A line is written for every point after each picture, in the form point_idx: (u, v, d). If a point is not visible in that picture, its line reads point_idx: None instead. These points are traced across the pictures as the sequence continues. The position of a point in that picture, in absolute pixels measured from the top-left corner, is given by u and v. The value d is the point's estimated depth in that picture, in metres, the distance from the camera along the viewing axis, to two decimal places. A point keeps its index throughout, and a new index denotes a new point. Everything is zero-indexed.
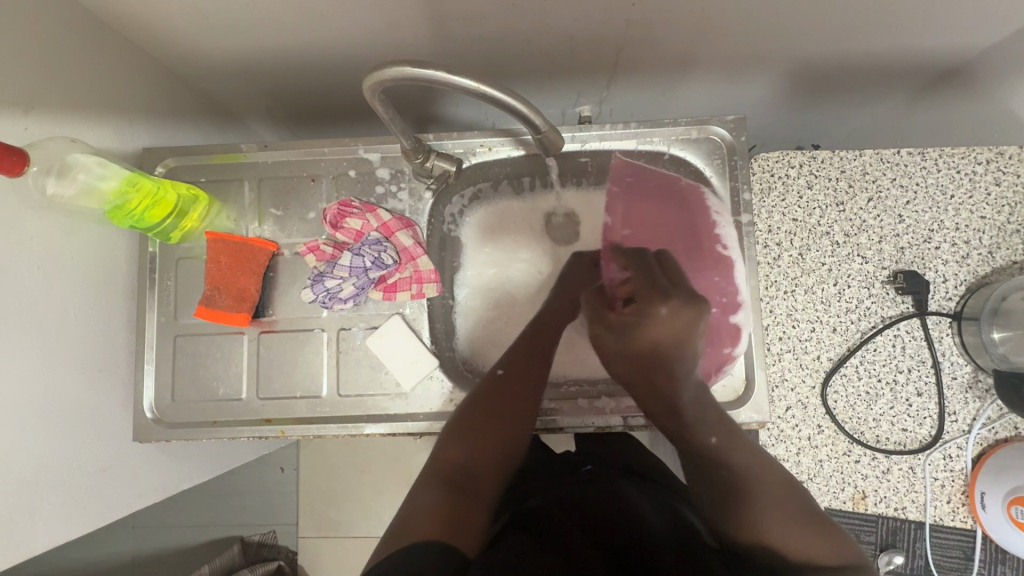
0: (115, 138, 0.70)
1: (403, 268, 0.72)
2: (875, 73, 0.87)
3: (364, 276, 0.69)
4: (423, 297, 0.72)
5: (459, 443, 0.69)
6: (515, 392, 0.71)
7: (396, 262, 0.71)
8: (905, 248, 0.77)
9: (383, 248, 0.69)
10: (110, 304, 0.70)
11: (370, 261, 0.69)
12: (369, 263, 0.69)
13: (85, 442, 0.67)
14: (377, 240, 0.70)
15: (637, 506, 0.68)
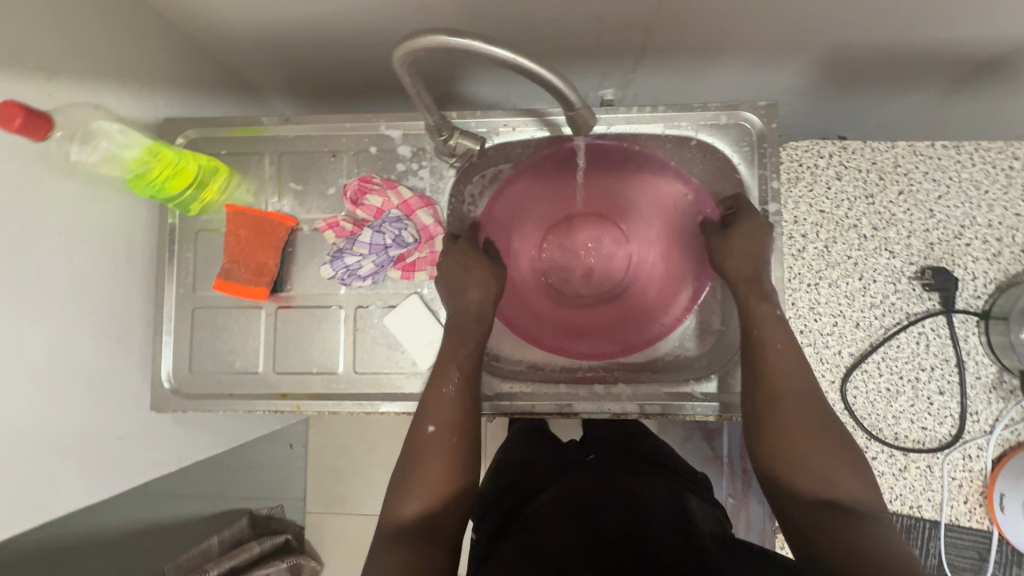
0: (136, 106, 0.70)
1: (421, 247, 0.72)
2: (912, 62, 0.84)
3: (384, 254, 0.70)
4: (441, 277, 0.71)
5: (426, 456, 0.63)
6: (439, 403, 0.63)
7: (416, 241, 0.71)
8: (935, 244, 0.75)
9: (403, 226, 0.70)
10: (130, 274, 0.70)
11: (391, 239, 0.69)
12: (390, 241, 0.70)
13: (104, 409, 0.68)
14: (398, 218, 0.70)
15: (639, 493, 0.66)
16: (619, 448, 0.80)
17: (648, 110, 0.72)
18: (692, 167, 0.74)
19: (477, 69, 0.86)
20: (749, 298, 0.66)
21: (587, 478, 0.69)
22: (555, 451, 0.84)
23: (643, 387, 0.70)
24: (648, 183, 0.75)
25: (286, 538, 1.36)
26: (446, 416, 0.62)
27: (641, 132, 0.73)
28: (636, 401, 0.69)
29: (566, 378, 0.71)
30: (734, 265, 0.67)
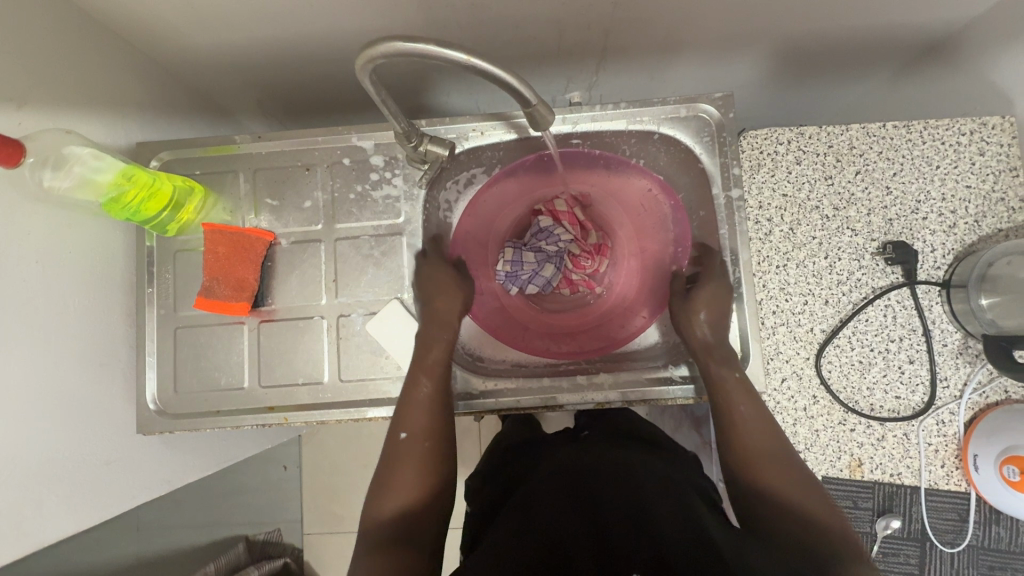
0: (108, 132, 0.70)
1: (528, 257, 0.75)
2: (862, 49, 0.88)
3: (522, 270, 0.75)
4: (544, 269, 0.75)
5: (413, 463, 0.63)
6: (431, 413, 0.64)
7: (529, 253, 0.75)
8: (894, 220, 0.78)
9: (521, 257, 0.75)
10: (108, 298, 0.70)
11: (528, 263, 0.75)
12: (526, 260, 0.75)
13: (89, 434, 0.67)
14: (518, 254, 0.75)
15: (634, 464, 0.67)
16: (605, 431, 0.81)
17: (610, 108, 0.74)
18: (658, 158, 0.76)
19: (445, 78, 0.87)
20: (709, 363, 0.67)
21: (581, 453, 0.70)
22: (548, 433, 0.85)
23: (625, 375, 0.71)
24: (616, 182, 0.78)
25: (284, 562, 1.34)
26: (419, 424, 0.64)
27: (604, 129, 0.75)
28: (617, 389, 0.70)
29: (549, 373, 0.73)
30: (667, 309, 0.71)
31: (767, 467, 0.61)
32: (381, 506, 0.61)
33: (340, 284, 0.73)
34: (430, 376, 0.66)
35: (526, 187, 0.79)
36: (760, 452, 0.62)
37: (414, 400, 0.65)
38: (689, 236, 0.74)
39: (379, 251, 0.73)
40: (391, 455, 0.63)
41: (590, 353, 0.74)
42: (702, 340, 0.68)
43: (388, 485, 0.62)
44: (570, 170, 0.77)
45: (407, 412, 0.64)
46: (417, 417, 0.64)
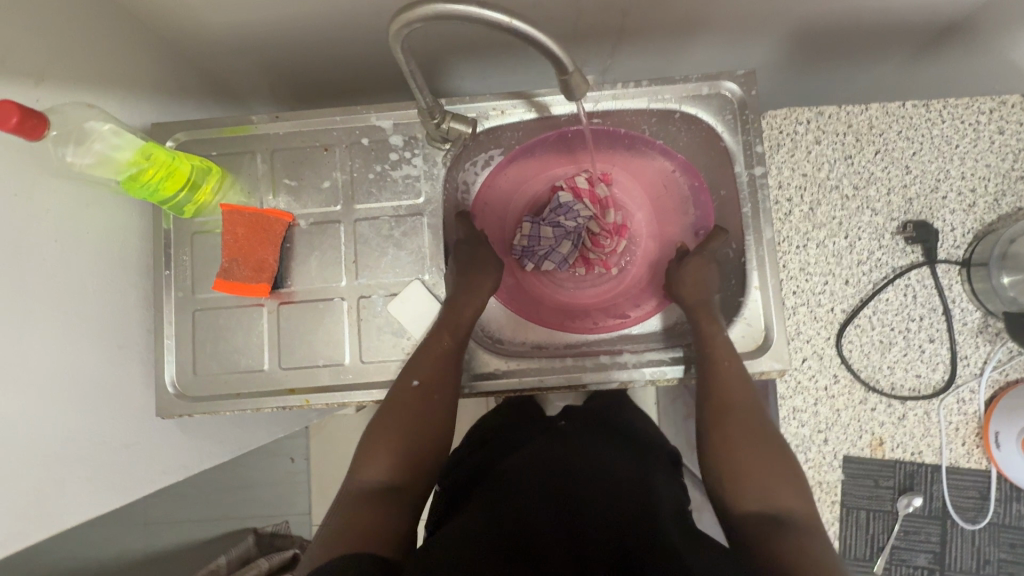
0: (124, 112, 0.69)
1: (547, 233, 0.76)
2: (880, 31, 0.87)
3: (541, 246, 0.77)
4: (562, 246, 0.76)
5: (415, 413, 0.64)
6: (444, 368, 0.67)
7: (548, 229, 0.76)
8: (913, 199, 0.78)
9: (540, 232, 0.76)
10: (126, 279, 0.70)
11: (548, 238, 0.76)
12: (546, 235, 0.76)
13: (107, 418, 0.67)
14: (537, 229, 0.77)
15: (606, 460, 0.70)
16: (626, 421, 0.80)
17: (632, 86, 0.73)
18: (679, 138, 0.76)
19: (462, 61, 0.87)
20: (703, 318, 0.69)
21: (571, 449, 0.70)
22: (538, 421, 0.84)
23: (647, 354, 0.71)
24: (635, 161, 0.79)
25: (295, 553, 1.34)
26: (430, 374, 0.66)
27: (625, 109, 0.74)
28: (640, 368, 0.70)
29: (570, 352, 0.73)
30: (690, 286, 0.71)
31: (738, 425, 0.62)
32: (373, 451, 0.61)
33: (360, 266, 0.72)
34: (450, 333, 0.68)
35: (546, 164, 0.80)
36: (735, 407, 0.63)
37: (432, 350, 0.67)
38: (708, 225, 0.76)
39: (399, 232, 0.72)
40: (395, 402, 0.64)
41: (604, 329, 0.74)
42: (713, 327, 0.68)
43: (389, 431, 0.62)
44: (590, 147, 0.78)
45: (420, 362, 0.66)
46: (430, 366, 0.66)
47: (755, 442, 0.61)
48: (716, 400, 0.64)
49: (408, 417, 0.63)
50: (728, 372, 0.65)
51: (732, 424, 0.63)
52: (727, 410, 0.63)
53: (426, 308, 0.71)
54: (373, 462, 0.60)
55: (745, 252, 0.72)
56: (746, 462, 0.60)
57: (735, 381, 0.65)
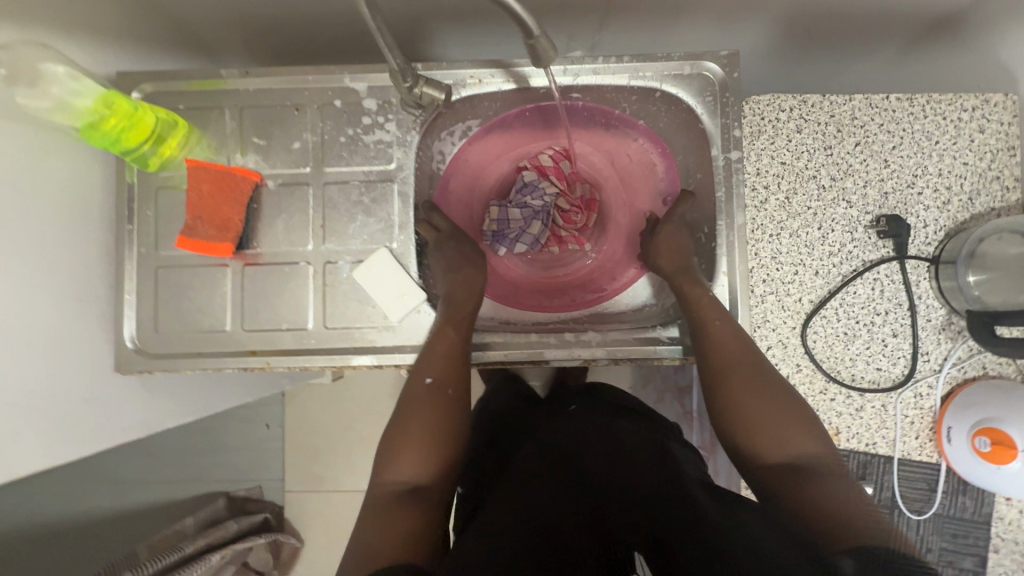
0: (87, 58, 0.67)
1: (514, 215, 0.76)
2: (871, 21, 0.85)
3: (509, 228, 0.76)
4: (530, 226, 0.75)
5: (433, 412, 0.63)
6: (452, 361, 0.65)
7: (515, 210, 0.76)
8: (889, 193, 0.78)
9: (507, 215, 0.76)
10: (87, 231, 0.68)
11: (516, 220, 0.76)
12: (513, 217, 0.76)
13: (65, 370, 0.66)
14: (503, 213, 0.76)
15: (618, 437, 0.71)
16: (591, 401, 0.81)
17: (613, 61, 0.71)
18: (659, 118, 0.74)
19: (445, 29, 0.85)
20: (685, 283, 0.68)
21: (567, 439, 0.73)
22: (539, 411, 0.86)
23: (613, 334, 0.70)
24: (602, 137, 0.77)
25: (264, 517, 1.35)
26: (440, 368, 0.64)
27: (607, 84, 0.72)
28: (606, 347, 0.69)
29: (536, 329, 0.73)
30: (664, 265, 0.70)
31: (741, 389, 0.62)
32: (396, 464, 0.61)
33: (327, 230, 0.71)
34: (457, 326, 0.66)
35: (512, 143, 0.79)
36: (734, 366, 0.63)
37: (440, 345, 0.65)
38: (676, 190, 0.75)
39: (369, 198, 0.71)
40: (408, 403, 0.64)
41: (581, 306, 0.75)
42: (697, 290, 0.67)
43: (407, 436, 0.62)
44: (554, 122, 0.77)
45: (428, 359, 0.65)
46: (439, 361, 0.65)
47: (768, 406, 0.61)
48: (717, 362, 0.63)
49: (424, 417, 0.63)
50: (725, 335, 0.64)
51: (736, 385, 0.62)
52: (728, 373, 0.63)
53: (390, 276, 0.70)
54: (397, 470, 0.61)
55: (716, 237, 0.71)
56: (757, 419, 0.61)
57: (730, 343, 0.64)
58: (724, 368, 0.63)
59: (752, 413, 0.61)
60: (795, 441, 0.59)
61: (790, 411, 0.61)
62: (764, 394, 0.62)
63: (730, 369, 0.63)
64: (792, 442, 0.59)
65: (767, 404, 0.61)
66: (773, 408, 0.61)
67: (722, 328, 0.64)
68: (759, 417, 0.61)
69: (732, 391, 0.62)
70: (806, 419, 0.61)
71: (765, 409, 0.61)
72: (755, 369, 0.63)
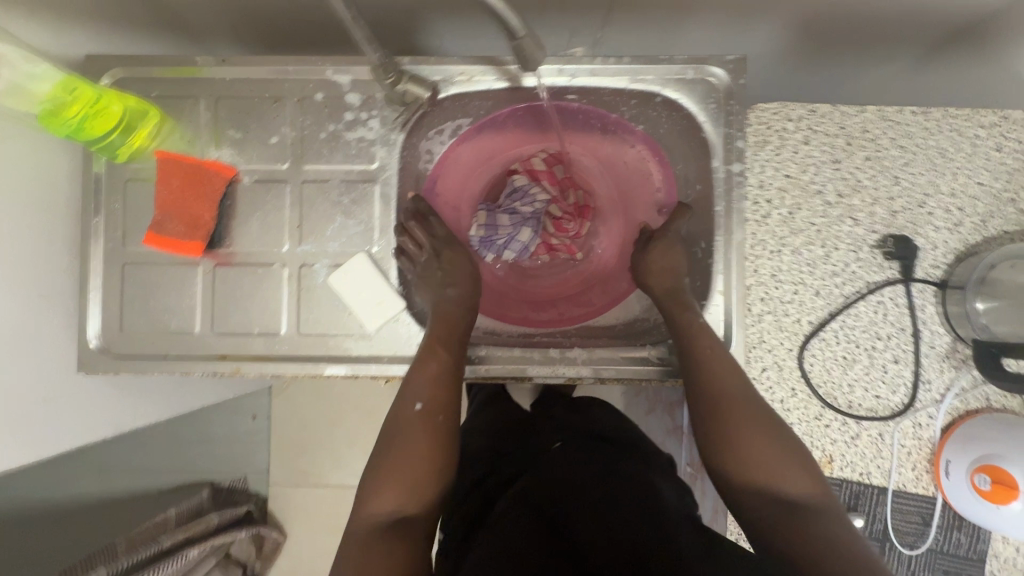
0: (52, 39, 0.63)
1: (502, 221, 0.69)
2: (888, 27, 0.81)
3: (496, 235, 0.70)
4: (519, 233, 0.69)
5: (421, 439, 0.59)
6: (441, 387, 0.61)
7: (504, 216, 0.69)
8: (898, 212, 0.74)
9: (495, 221, 0.69)
10: (50, 224, 0.65)
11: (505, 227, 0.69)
12: (501, 223, 0.69)
13: (21, 369, 0.62)
14: (491, 219, 0.69)
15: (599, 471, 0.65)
16: (576, 420, 0.79)
17: (612, 62, 0.67)
18: (660, 124, 0.70)
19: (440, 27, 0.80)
20: (675, 310, 0.64)
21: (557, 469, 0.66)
22: (525, 436, 0.78)
23: (599, 351, 0.67)
24: (596, 141, 0.73)
25: (248, 510, 1.33)
26: (429, 395, 0.61)
27: (604, 86, 0.69)
28: (591, 366, 0.66)
29: (520, 343, 0.70)
30: (657, 281, 0.66)
31: (737, 424, 0.58)
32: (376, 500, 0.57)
33: (304, 231, 0.67)
34: (446, 347, 0.63)
35: (499, 145, 0.73)
36: (729, 400, 0.59)
37: (429, 370, 0.62)
38: (674, 202, 0.71)
39: (348, 199, 0.67)
40: (393, 429, 0.61)
41: (571, 321, 0.71)
42: (691, 314, 0.64)
43: (388, 468, 0.58)
44: (545, 123, 0.72)
45: (416, 384, 0.61)
46: (428, 387, 0.61)
47: (764, 441, 0.57)
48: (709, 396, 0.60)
49: (408, 447, 0.59)
50: (719, 369, 0.60)
51: (736, 421, 0.58)
52: (725, 408, 0.59)
53: (366, 282, 0.66)
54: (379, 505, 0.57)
55: (712, 254, 0.68)
56: (753, 457, 0.57)
57: (728, 377, 0.60)
58: (717, 401, 0.59)
59: (748, 450, 0.57)
60: (790, 480, 0.56)
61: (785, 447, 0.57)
62: (759, 427, 0.58)
63: (721, 399, 0.59)
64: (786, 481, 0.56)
65: (766, 441, 0.57)
66: (769, 442, 0.57)
67: (716, 360, 0.61)
68: (755, 453, 0.57)
69: (725, 426, 0.58)
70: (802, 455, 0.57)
71: (764, 446, 0.57)
72: (750, 403, 0.59)
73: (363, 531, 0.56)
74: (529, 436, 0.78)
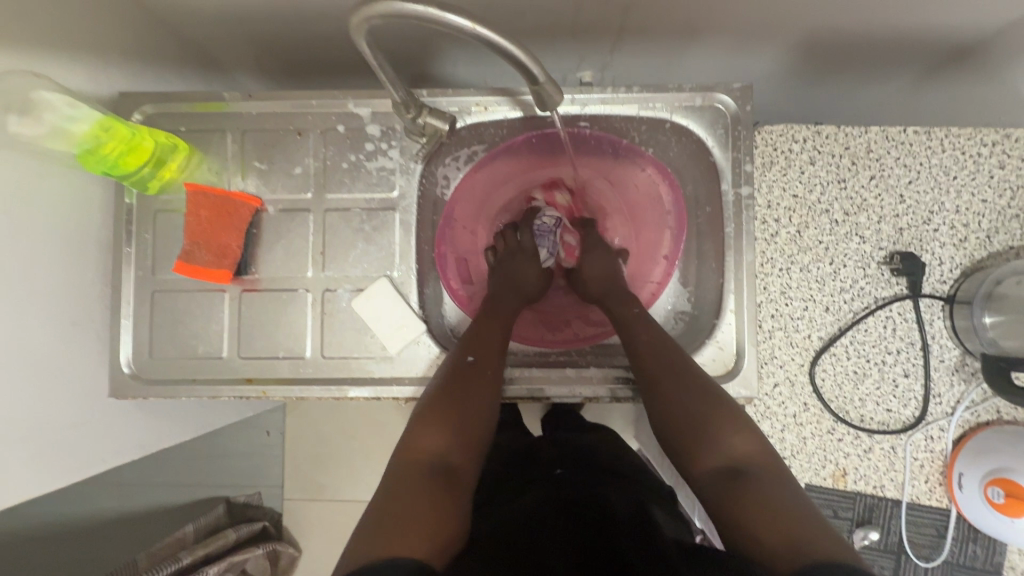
0: (89, 80, 0.66)
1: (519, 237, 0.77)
2: (890, 49, 0.83)
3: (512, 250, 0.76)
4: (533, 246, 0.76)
5: (471, 392, 0.60)
6: (495, 348, 0.65)
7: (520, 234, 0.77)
8: (904, 229, 0.76)
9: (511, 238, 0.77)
10: (85, 256, 0.67)
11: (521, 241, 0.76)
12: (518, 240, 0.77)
13: (58, 396, 0.65)
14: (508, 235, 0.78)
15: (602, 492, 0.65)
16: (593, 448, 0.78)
17: (623, 91, 0.69)
18: (669, 148, 0.73)
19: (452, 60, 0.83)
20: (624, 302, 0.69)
21: (571, 491, 0.65)
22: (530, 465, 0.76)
23: (615, 370, 0.68)
24: (607, 165, 0.76)
25: (264, 526, 1.33)
26: (483, 353, 0.64)
27: (615, 114, 0.70)
28: (608, 385, 0.67)
29: (538, 362, 0.71)
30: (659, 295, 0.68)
31: (676, 392, 0.59)
32: (418, 440, 0.56)
33: (327, 257, 0.70)
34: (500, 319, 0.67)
35: (516, 170, 0.77)
36: (668, 370, 0.61)
37: (484, 333, 0.66)
38: (683, 223, 0.73)
39: (369, 226, 0.70)
40: (443, 379, 0.62)
41: (582, 339, 0.73)
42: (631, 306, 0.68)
43: (434, 408, 0.58)
44: (559, 149, 0.75)
45: (475, 342, 0.65)
46: (485, 345, 0.64)
47: (702, 405, 0.58)
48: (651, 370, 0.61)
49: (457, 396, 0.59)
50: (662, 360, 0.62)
51: (686, 403, 0.58)
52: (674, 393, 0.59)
53: (386, 307, 0.68)
54: (423, 442, 0.55)
55: (724, 274, 0.70)
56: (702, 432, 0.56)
57: (673, 368, 0.61)
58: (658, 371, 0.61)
59: (687, 414, 0.57)
60: (739, 445, 0.54)
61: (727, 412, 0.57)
62: (705, 394, 0.58)
63: (659, 370, 0.61)
64: (733, 443, 0.54)
65: (710, 406, 0.57)
66: (714, 407, 0.57)
67: (650, 336, 0.64)
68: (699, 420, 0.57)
69: (667, 394, 0.59)
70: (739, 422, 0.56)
71: (716, 421, 0.56)
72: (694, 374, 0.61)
73: (403, 466, 0.53)
74: (532, 464, 0.76)
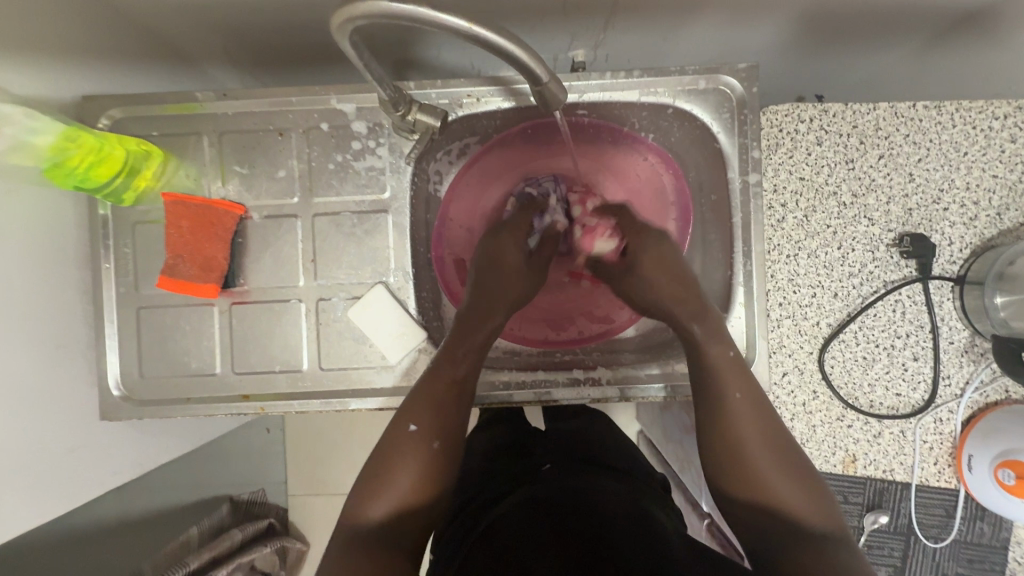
0: (50, 86, 0.61)
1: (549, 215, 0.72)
2: (896, 18, 0.79)
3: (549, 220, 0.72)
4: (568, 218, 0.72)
5: (417, 455, 0.55)
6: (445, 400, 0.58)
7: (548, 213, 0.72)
8: (913, 210, 0.73)
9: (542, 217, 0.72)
10: (61, 275, 0.63)
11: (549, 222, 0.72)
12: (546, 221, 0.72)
13: (47, 423, 0.62)
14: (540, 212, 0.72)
15: (598, 485, 0.61)
16: (586, 432, 0.75)
17: (623, 76, 0.65)
18: (671, 133, 0.69)
19: (437, 46, 0.77)
20: None
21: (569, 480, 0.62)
22: (520, 457, 0.72)
23: (623, 369, 0.67)
24: (609, 155, 0.72)
25: (269, 522, 1.31)
26: (429, 410, 0.57)
27: (615, 101, 0.67)
28: (616, 384, 0.66)
29: (543, 362, 0.69)
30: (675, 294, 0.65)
31: (740, 431, 0.56)
32: (371, 505, 0.53)
33: (318, 265, 0.67)
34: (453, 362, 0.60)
35: (512, 162, 0.73)
36: (733, 409, 0.57)
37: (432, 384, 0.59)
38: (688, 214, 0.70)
39: (361, 230, 0.66)
40: (385, 443, 0.56)
41: (591, 338, 0.71)
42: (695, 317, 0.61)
43: (383, 477, 0.54)
44: (556, 137, 0.71)
45: (421, 399, 0.58)
46: (429, 403, 0.58)
47: (760, 453, 0.55)
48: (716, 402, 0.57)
49: (405, 461, 0.54)
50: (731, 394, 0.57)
51: (743, 444, 0.55)
52: (738, 430, 0.56)
53: (384, 315, 0.66)
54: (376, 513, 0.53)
55: (732, 266, 0.67)
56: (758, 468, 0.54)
57: (739, 407, 0.57)
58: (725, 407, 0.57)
59: (746, 460, 0.54)
60: (787, 499, 0.53)
61: (780, 460, 0.55)
62: (763, 437, 0.55)
63: (725, 408, 0.57)
64: (785, 495, 0.53)
65: (764, 457, 0.54)
66: (767, 453, 0.55)
67: (727, 363, 0.59)
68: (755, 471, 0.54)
69: (728, 431, 0.56)
70: (808, 480, 0.54)
71: (772, 463, 0.54)
72: (761, 417, 0.57)
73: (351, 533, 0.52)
74: (526, 456, 0.72)
